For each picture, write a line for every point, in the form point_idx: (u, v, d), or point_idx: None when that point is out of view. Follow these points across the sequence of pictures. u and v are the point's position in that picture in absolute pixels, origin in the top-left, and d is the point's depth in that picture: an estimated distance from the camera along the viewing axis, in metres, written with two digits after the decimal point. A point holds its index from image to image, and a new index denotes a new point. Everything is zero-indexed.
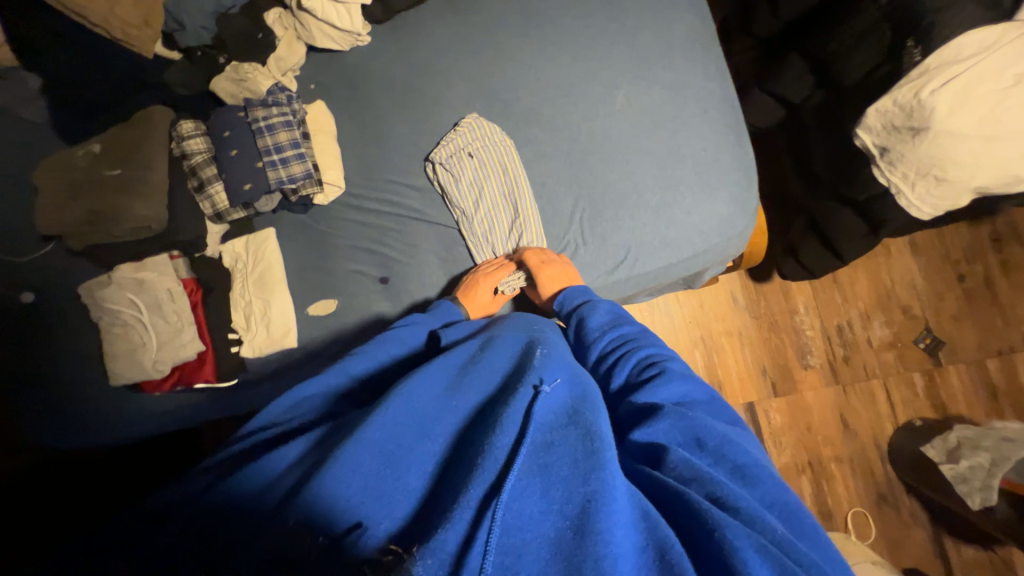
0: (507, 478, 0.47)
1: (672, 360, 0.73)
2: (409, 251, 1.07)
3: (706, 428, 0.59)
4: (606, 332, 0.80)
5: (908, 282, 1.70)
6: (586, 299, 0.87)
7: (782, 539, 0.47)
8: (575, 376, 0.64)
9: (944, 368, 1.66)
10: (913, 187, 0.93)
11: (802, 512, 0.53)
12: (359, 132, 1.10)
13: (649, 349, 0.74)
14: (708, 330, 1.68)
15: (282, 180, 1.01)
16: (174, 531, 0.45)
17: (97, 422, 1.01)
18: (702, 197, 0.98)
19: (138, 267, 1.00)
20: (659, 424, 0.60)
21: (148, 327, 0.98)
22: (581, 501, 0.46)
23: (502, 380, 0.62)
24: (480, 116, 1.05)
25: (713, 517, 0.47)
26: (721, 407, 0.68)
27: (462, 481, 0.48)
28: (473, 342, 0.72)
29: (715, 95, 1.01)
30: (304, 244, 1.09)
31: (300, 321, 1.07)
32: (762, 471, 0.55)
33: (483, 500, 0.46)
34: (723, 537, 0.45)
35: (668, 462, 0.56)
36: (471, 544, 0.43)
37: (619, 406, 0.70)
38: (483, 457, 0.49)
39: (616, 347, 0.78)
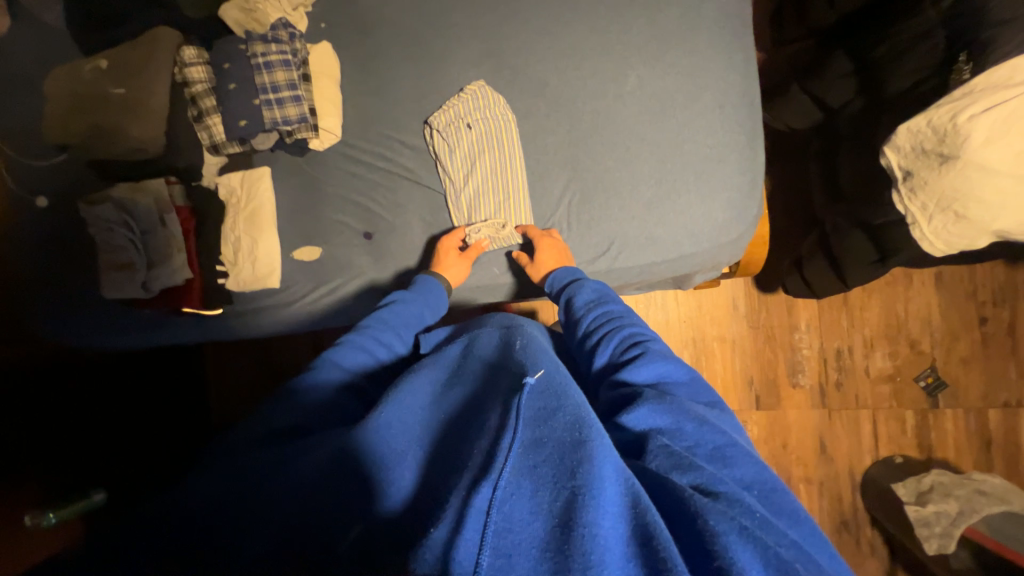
0: (494, 475, 0.47)
1: (655, 339, 0.72)
2: (394, 210, 1.06)
3: (686, 412, 0.58)
4: (592, 309, 0.80)
5: (923, 316, 1.60)
6: (575, 278, 0.88)
7: (761, 520, 0.47)
8: (558, 365, 0.63)
9: (941, 410, 1.59)
10: (929, 220, 0.85)
11: (779, 489, 0.53)
12: (362, 80, 1.07)
13: (633, 328, 0.73)
14: (700, 333, 1.64)
15: (276, 121, 1.00)
16: (176, 512, 0.48)
17: (91, 328, 1.08)
18: (701, 198, 0.93)
19: (135, 188, 1.03)
20: (640, 410, 0.59)
21: (140, 248, 1.03)
22: (569, 495, 0.45)
23: (492, 378, 0.63)
24: (485, 84, 1.01)
25: (697, 504, 0.47)
26: (703, 388, 0.67)
27: (455, 482, 0.50)
28: (463, 341, 0.75)
29: (734, 89, 0.94)
30: (296, 188, 1.10)
31: (285, 263, 1.10)
32: (741, 451, 0.55)
33: (471, 494, 0.46)
34: (703, 523, 0.45)
35: (651, 451, 0.55)
36: (462, 540, 0.43)
37: (603, 391, 0.69)
38: (473, 462, 0.51)
39: (602, 326, 0.76)
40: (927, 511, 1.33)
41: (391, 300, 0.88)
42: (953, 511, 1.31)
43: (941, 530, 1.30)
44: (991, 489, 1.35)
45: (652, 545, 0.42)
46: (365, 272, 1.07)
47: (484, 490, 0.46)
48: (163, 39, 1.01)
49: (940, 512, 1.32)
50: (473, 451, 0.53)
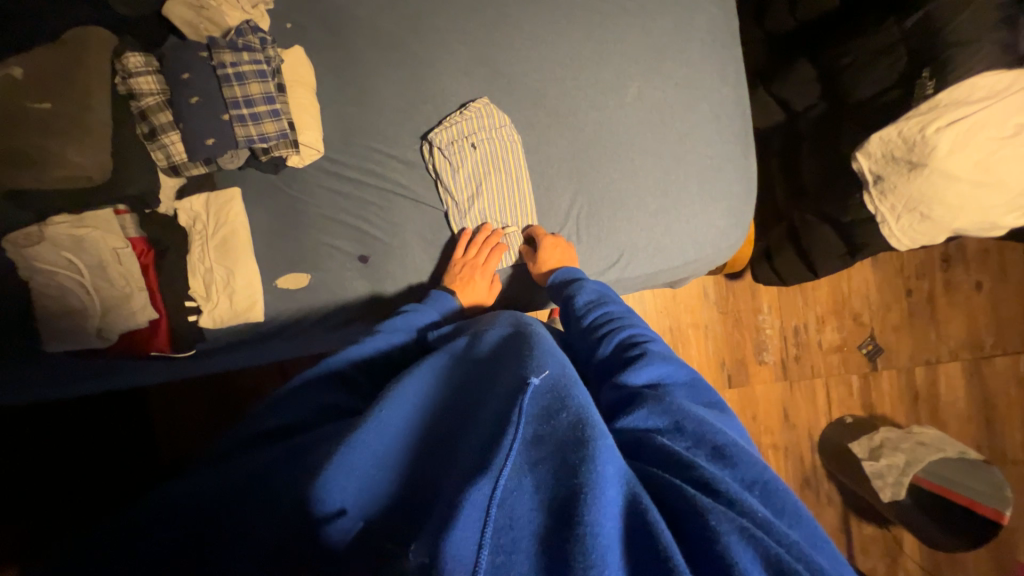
0: (491, 471, 0.42)
1: (656, 341, 0.67)
2: (391, 230, 1.00)
3: (684, 411, 0.53)
4: (592, 309, 0.76)
5: (863, 292, 1.81)
6: (577, 279, 0.85)
7: (765, 521, 0.42)
8: (563, 360, 0.55)
9: (879, 372, 1.81)
10: (897, 219, 0.97)
11: (783, 491, 0.48)
12: (341, 88, 0.98)
13: (634, 329, 0.70)
14: (677, 321, 1.71)
15: (251, 139, 0.89)
16: (168, 533, 0.45)
17: (18, 386, 0.88)
18: (699, 208, 0.98)
19: (78, 222, 0.87)
20: (638, 412, 0.55)
21: (91, 292, 0.87)
22: (569, 493, 0.41)
23: (493, 373, 0.55)
24: (490, 103, 0.96)
25: (700, 503, 0.43)
26: (703, 389, 0.62)
27: (451, 481, 0.44)
28: (468, 335, 0.65)
29: (728, 100, 1.00)
30: (274, 210, 0.99)
31: (267, 293, 0.99)
32: (745, 451, 0.50)
33: (467, 490, 0.41)
34: (707, 524, 0.41)
35: (647, 451, 0.51)
36: (456, 536, 0.38)
37: (601, 390, 0.65)
38: (467, 461, 0.45)
39: (603, 326, 0.72)
40: (880, 465, 1.57)
41: (410, 308, 0.83)
42: (901, 463, 1.56)
43: (893, 480, 1.55)
44: (929, 439, 1.61)
45: (654, 541, 0.39)
46: (359, 297, 1.00)
47: (482, 486, 0.41)
48: (95, 42, 0.86)
49: (891, 465, 1.57)
50: (469, 449, 0.47)
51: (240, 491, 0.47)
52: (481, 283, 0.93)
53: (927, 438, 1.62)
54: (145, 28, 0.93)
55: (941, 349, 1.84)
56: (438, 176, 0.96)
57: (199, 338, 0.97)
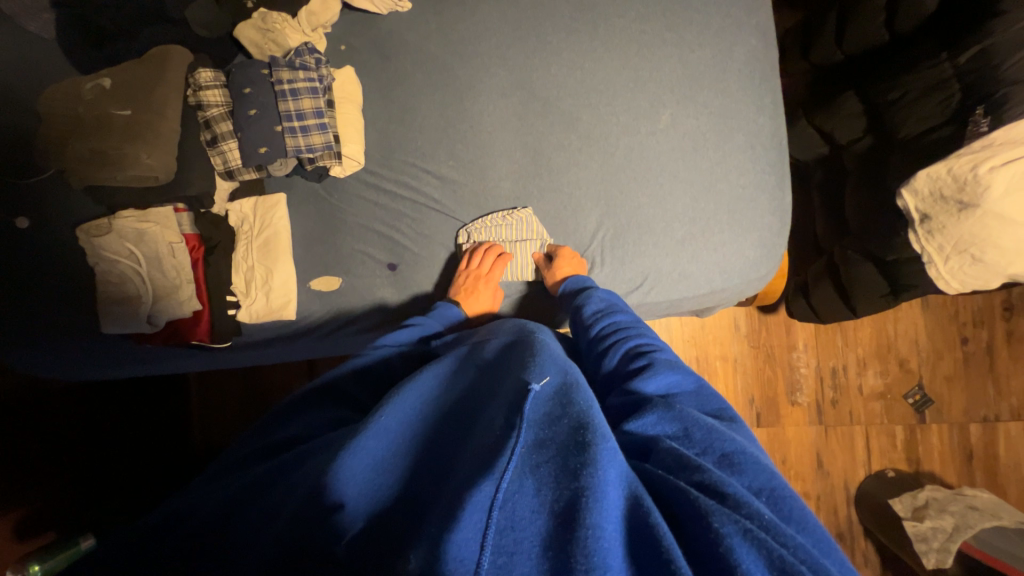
0: (494, 472, 0.42)
1: (664, 351, 0.68)
2: (422, 241, 1.04)
3: (694, 419, 0.53)
4: (600, 318, 0.77)
5: (911, 337, 1.69)
6: (587, 287, 0.86)
7: (770, 523, 0.41)
8: (568, 367, 0.55)
9: (927, 425, 1.68)
10: (946, 260, 0.94)
11: (793, 497, 0.47)
12: (386, 107, 1.04)
13: (639, 339, 0.70)
14: (704, 352, 1.66)
15: (300, 149, 0.96)
16: (179, 535, 0.46)
17: (79, 362, 0.98)
18: (729, 237, 0.96)
19: (141, 217, 0.96)
20: (647, 417, 0.55)
21: (146, 280, 0.95)
22: (570, 496, 0.41)
23: (496, 380, 0.55)
24: (531, 216, 0.98)
25: (702, 504, 0.42)
26: (710, 397, 0.61)
27: (454, 484, 0.45)
28: (471, 344, 0.66)
29: (763, 130, 0.98)
30: (315, 216, 1.06)
31: (301, 294, 1.05)
32: (753, 457, 0.49)
33: (470, 491, 0.41)
34: (711, 525, 0.40)
35: (656, 452, 0.51)
36: (457, 538, 0.38)
37: (610, 398, 0.65)
38: (470, 464, 0.46)
39: (610, 335, 0.73)
40: (924, 527, 1.43)
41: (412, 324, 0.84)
42: (948, 527, 1.41)
43: (939, 545, 1.38)
44: (982, 504, 1.47)
45: (656, 544, 0.39)
46: (387, 303, 1.04)
47: (484, 487, 0.41)
48: (174, 58, 0.95)
49: (936, 527, 1.42)
50: (472, 451, 0.47)
51: (255, 492, 0.50)
52: (484, 295, 0.94)
53: (980, 502, 1.48)
54: (217, 47, 1.03)
55: (1001, 407, 1.68)
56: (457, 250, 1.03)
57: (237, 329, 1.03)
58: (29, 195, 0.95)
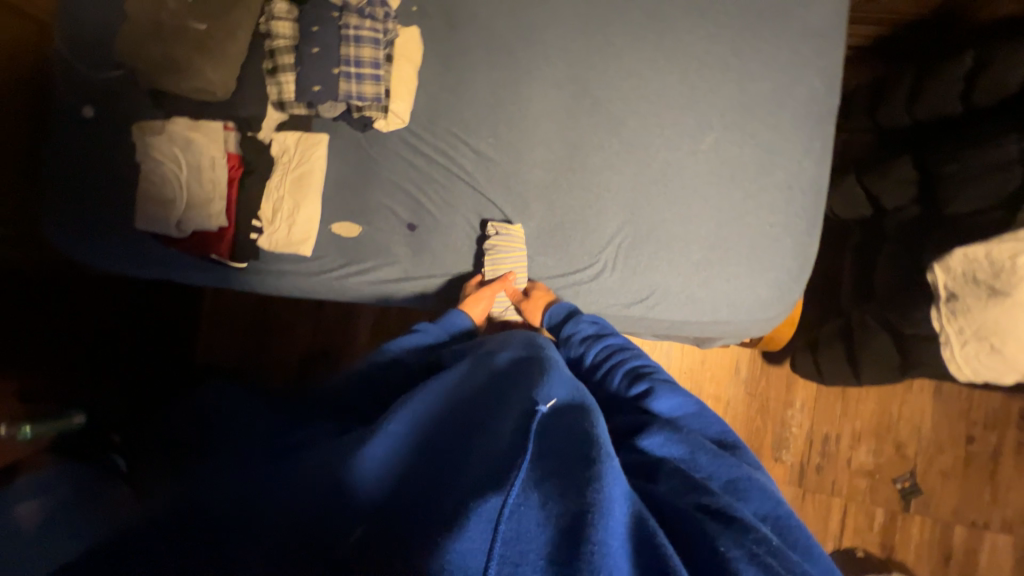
0: (500, 484, 0.44)
1: (661, 370, 0.72)
2: (444, 208, 1.05)
3: (701, 444, 0.58)
4: (592, 344, 0.79)
5: (914, 423, 1.64)
6: (570, 312, 0.87)
7: (775, 546, 0.46)
8: (575, 390, 0.56)
9: (910, 515, 1.62)
10: (963, 344, 0.91)
11: (796, 525, 0.52)
12: (442, 74, 1.07)
13: (636, 360, 0.73)
14: (698, 387, 1.65)
15: (350, 95, 1.00)
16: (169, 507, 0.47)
17: (105, 250, 1.04)
18: (747, 272, 0.92)
19: (192, 126, 1.01)
20: (656, 437, 0.59)
21: (183, 186, 1.01)
22: (575, 512, 0.42)
23: (503, 392, 0.56)
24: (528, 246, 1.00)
25: (707, 523, 0.46)
26: (713, 422, 0.66)
27: (460, 485, 0.46)
28: (480, 351, 0.68)
29: (807, 173, 0.93)
30: (351, 163, 1.09)
31: (321, 234, 1.08)
32: (760, 486, 0.54)
33: (475, 501, 0.43)
34: (714, 539, 0.44)
35: (664, 474, 0.55)
36: (464, 544, 0.40)
37: (616, 419, 0.69)
38: (477, 467, 0.47)
39: (605, 361, 0.76)
40: None
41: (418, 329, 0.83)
42: None
43: None
44: None
45: (661, 560, 0.41)
46: (401, 262, 1.07)
47: (491, 497, 0.42)
48: None
49: None
50: (478, 456, 0.49)
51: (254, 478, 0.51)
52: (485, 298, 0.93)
53: None
54: None
55: (995, 516, 1.61)
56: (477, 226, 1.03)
57: (278, 274, 1.08)
58: (102, 87, 1.03)
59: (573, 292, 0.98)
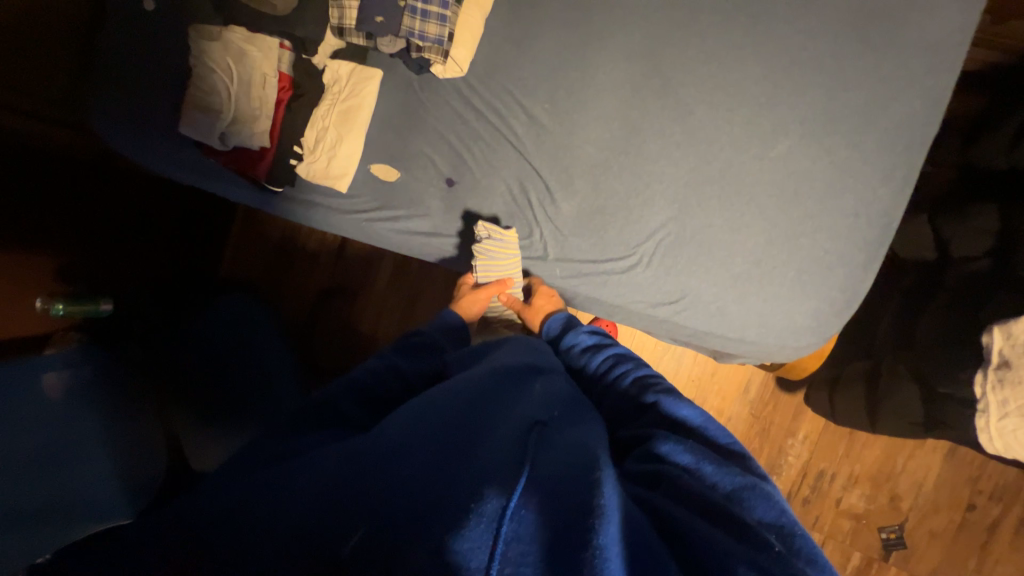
0: (504, 483, 0.42)
1: (663, 378, 0.74)
2: (486, 168, 1.01)
3: (704, 454, 0.58)
4: (594, 354, 0.82)
5: (916, 478, 1.59)
6: (572, 321, 0.91)
7: (779, 556, 0.45)
8: (569, 417, 0.58)
9: (887, 565, 1.60)
10: (1003, 416, 0.88)
11: (806, 535, 0.49)
12: (508, 25, 1.00)
13: (639, 371, 0.76)
14: (702, 397, 1.63)
15: (413, 33, 0.95)
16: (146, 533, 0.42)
17: (146, 146, 1.04)
18: (788, 296, 0.87)
19: (249, 39, 0.99)
20: (659, 448, 0.60)
21: (231, 99, 0.99)
22: (579, 523, 0.41)
23: (501, 405, 0.56)
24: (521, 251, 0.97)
25: (707, 534, 0.46)
26: (721, 429, 0.64)
27: (460, 482, 0.42)
28: (471, 367, 0.67)
29: (880, 203, 0.85)
30: (400, 105, 1.06)
31: (358, 172, 1.06)
32: (768, 495, 0.53)
33: (476, 499, 0.41)
34: (712, 551, 0.44)
35: (664, 484, 0.55)
36: (467, 542, 0.38)
37: (620, 431, 0.71)
38: (477, 463, 0.45)
39: (609, 371, 0.79)
40: None
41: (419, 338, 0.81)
42: None
43: None
44: None
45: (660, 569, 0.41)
46: (432, 216, 1.04)
47: (494, 496, 0.41)
48: None
49: None
50: (483, 452, 0.46)
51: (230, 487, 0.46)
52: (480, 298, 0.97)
53: None
54: None
55: None
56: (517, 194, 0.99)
57: (308, 202, 1.07)
58: None
59: (603, 280, 0.95)
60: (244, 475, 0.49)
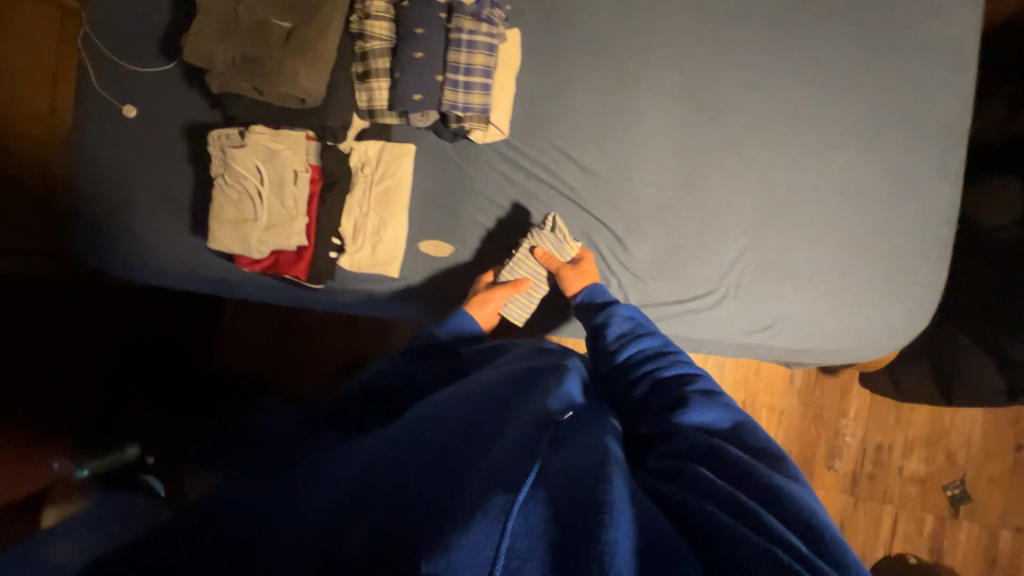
0: (505, 480, 0.41)
1: (704, 377, 0.65)
2: (548, 228, 0.98)
3: (722, 447, 0.52)
4: (627, 343, 0.73)
5: (965, 432, 1.66)
6: (609, 303, 0.80)
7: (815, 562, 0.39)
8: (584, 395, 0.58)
9: (959, 521, 1.65)
10: None
11: (840, 541, 0.42)
12: (541, 81, 0.98)
13: (683, 366, 0.68)
14: (752, 397, 1.64)
15: (454, 104, 0.90)
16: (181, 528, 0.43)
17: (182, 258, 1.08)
18: (878, 301, 0.90)
19: (274, 137, 0.91)
20: (681, 444, 0.54)
21: (263, 203, 0.92)
22: (580, 508, 0.40)
23: (513, 395, 0.54)
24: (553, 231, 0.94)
25: (742, 533, 0.41)
26: (753, 427, 0.57)
27: (473, 479, 0.42)
28: (493, 366, 0.65)
29: (943, 200, 0.89)
30: (441, 177, 1.00)
31: (409, 253, 1.00)
32: (795, 492, 0.46)
33: (483, 497, 0.39)
34: (759, 556, 0.39)
35: (686, 478, 0.50)
36: (469, 538, 0.37)
37: (642, 425, 0.63)
38: (486, 464, 0.43)
39: (641, 363, 0.70)
40: None
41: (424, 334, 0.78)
42: None
43: None
44: None
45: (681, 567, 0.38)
46: None
47: (500, 493, 0.40)
48: None
49: None
50: (498, 447, 0.45)
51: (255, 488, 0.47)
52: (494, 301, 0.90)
53: None
54: None
55: None
56: (585, 247, 0.96)
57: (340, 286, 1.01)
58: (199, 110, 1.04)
59: (690, 319, 0.93)
60: (257, 481, 0.48)
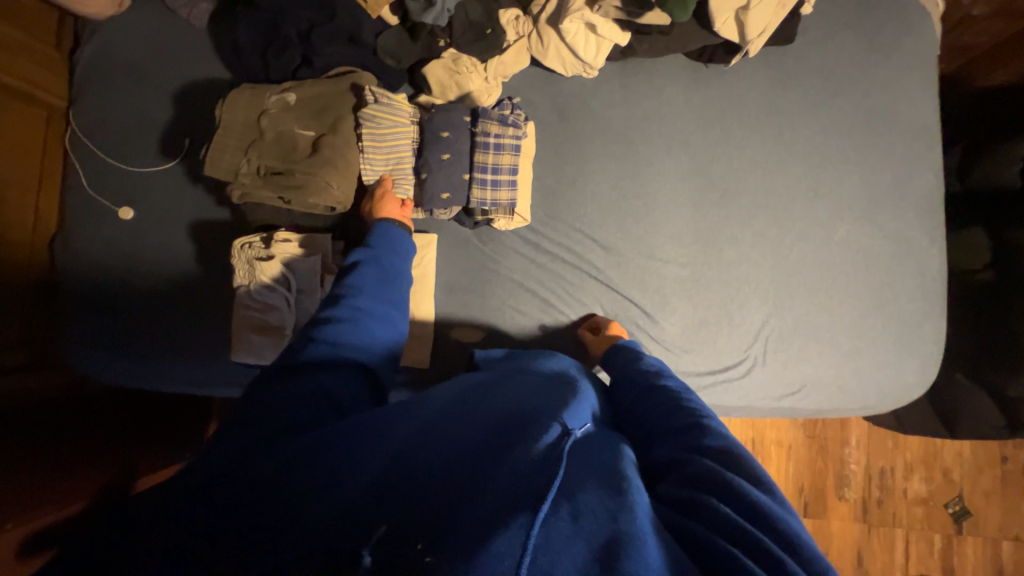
0: (528, 506, 0.40)
1: (712, 416, 0.61)
2: (576, 308, 0.99)
3: (730, 485, 0.49)
4: (648, 378, 0.72)
5: (956, 448, 1.69)
6: (634, 351, 0.81)
7: None
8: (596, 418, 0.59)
9: (963, 537, 1.67)
10: None
11: None
12: (558, 167, 1.02)
13: (695, 403, 0.64)
14: (760, 434, 1.66)
15: (482, 201, 0.94)
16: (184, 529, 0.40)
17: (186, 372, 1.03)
18: (890, 359, 0.98)
19: (301, 242, 0.89)
20: (689, 476, 0.51)
21: (291, 310, 0.89)
22: (611, 535, 0.40)
23: (527, 405, 0.54)
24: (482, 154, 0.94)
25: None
26: (759, 468, 0.53)
27: (496, 485, 0.42)
28: (499, 372, 0.66)
29: (933, 261, 1.00)
30: (464, 264, 0.99)
31: (437, 344, 0.98)
32: (784, 521, 0.45)
33: (503, 523, 0.39)
34: None
35: (701, 512, 0.47)
36: (493, 552, 0.36)
37: (653, 450, 0.60)
38: (511, 475, 0.43)
39: (656, 395, 0.68)
40: None
41: (337, 316, 0.67)
42: None
43: None
44: None
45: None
46: None
47: (522, 518, 0.39)
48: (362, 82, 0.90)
49: None
50: (517, 458, 0.45)
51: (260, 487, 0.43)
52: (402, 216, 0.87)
53: None
54: (396, 80, 0.98)
55: None
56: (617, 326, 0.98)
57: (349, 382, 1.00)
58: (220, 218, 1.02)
59: (724, 388, 0.96)
60: (268, 459, 0.46)
